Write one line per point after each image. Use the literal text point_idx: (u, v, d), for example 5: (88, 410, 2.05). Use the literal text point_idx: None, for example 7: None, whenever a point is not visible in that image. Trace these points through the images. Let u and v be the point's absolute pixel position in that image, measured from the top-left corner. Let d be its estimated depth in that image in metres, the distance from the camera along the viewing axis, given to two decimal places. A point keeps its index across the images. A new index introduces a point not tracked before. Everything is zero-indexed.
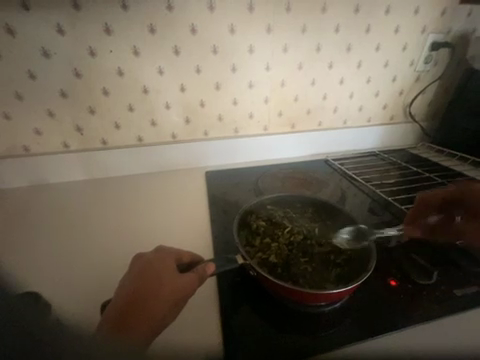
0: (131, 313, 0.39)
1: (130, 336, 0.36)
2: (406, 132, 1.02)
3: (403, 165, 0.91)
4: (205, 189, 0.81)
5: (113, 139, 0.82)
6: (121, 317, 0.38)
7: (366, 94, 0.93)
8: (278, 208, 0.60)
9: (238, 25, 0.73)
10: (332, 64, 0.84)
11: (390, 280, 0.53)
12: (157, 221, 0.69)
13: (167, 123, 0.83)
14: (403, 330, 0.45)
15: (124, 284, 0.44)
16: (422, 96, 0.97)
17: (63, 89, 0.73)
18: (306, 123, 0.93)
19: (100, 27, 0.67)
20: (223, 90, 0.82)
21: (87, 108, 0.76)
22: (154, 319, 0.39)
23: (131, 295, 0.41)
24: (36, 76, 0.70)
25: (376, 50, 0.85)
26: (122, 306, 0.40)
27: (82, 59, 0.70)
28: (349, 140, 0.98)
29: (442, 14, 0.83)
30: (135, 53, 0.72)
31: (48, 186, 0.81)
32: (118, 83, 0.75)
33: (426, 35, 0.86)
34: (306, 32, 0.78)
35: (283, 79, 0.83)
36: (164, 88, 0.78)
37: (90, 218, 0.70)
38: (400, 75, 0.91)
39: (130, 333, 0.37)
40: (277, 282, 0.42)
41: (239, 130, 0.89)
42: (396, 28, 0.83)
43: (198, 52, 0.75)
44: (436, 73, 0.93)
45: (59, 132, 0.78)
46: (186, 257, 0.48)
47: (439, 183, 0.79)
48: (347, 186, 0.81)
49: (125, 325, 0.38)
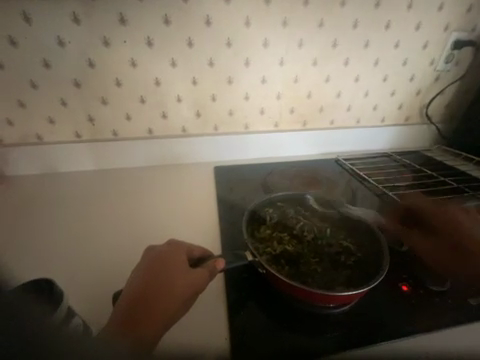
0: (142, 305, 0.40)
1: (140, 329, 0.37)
2: (422, 134, 0.99)
3: (417, 167, 0.88)
4: (212, 185, 0.81)
5: (124, 131, 0.83)
6: (132, 307, 0.39)
7: (382, 93, 0.90)
8: (288, 206, 0.59)
9: (254, 17, 0.71)
10: (348, 61, 0.82)
11: (401, 284, 0.51)
12: (165, 214, 0.69)
13: (178, 117, 0.83)
14: (413, 337, 0.44)
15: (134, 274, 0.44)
16: (441, 97, 0.94)
17: (77, 79, 0.73)
18: (318, 121, 0.91)
19: (115, 17, 0.67)
20: (235, 84, 0.80)
21: (99, 99, 0.77)
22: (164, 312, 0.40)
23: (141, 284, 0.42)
24: (51, 65, 0.70)
25: (395, 47, 0.82)
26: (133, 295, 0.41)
27: (96, 49, 0.70)
28: (361, 141, 0.96)
29: (468, 11, 0.79)
30: (148, 44, 0.71)
31: (58, 174, 0.82)
32: (130, 75, 0.75)
33: (449, 34, 0.82)
34: (323, 26, 0.75)
35: (297, 74, 0.81)
36: (176, 81, 0.77)
37: (100, 209, 0.71)
38: (418, 74, 0.88)
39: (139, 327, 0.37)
40: (287, 281, 0.42)
41: (250, 126, 0.88)
42: (417, 25, 0.79)
43: (212, 44, 0.74)
44: (456, 74, 0.90)
45: (71, 122, 0.79)
46: (196, 252, 0.48)
47: (454, 188, 0.77)
48: (358, 186, 0.80)
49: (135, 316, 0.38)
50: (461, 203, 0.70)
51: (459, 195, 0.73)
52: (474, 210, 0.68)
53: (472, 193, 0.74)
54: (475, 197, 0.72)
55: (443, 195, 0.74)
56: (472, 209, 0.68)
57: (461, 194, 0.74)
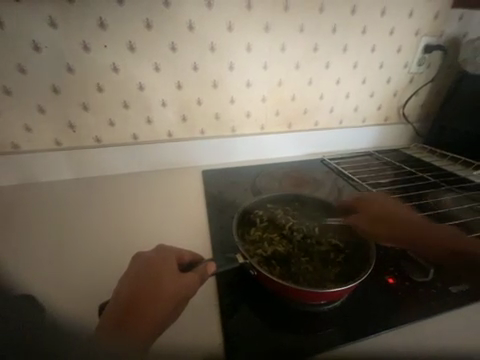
0: (133, 308, 0.39)
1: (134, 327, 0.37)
2: (400, 133, 1.04)
3: (397, 165, 0.92)
4: (201, 189, 0.80)
5: (107, 137, 0.80)
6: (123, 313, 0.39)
7: (362, 95, 0.94)
8: (277, 206, 0.60)
9: (236, 22, 0.72)
10: (329, 64, 0.85)
11: (388, 278, 0.53)
12: (153, 220, 0.67)
13: (163, 121, 0.82)
14: (401, 327, 0.46)
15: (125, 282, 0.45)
16: (415, 98, 0.99)
17: (56, 85, 0.70)
18: (303, 123, 0.94)
19: (94, 21, 0.65)
20: (221, 88, 0.81)
21: (80, 104, 0.74)
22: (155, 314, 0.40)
23: (132, 291, 0.42)
24: (26, 71, 0.67)
25: (372, 51, 0.86)
26: (124, 302, 0.41)
27: (75, 53, 0.68)
28: (344, 141, 0.99)
29: (435, 18, 0.85)
30: (130, 48, 0.70)
31: (37, 184, 0.78)
32: (112, 79, 0.73)
33: (419, 38, 0.88)
34: (304, 31, 0.78)
35: (280, 77, 0.83)
36: (160, 86, 0.77)
37: (83, 216, 0.68)
38: (394, 76, 0.93)
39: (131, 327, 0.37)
40: (278, 282, 0.43)
41: (236, 128, 0.89)
42: (391, 31, 0.84)
43: (196, 49, 0.74)
44: (428, 76, 0.96)
45: (51, 129, 0.76)
46: (187, 256, 0.47)
47: (432, 183, 0.81)
48: (344, 185, 0.82)
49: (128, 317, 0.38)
50: (439, 197, 0.74)
51: (437, 190, 0.77)
52: (451, 203, 0.72)
53: (448, 187, 0.78)
54: (451, 191, 0.77)
55: (422, 190, 0.78)
56: (449, 202, 0.72)
57: (439, 188, 0.78)
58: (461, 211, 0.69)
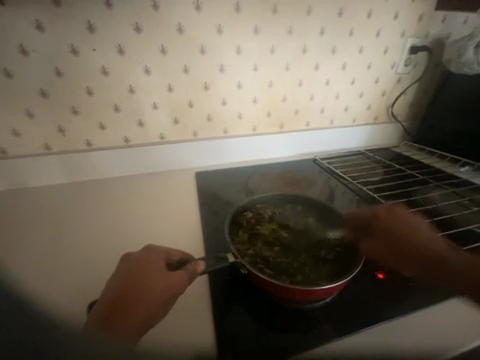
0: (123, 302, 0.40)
1: (120, 323, 0.37)
2: (390, 131, 1.06)
3: (387, 163, 0.94)
4: (194, 191, 0.80)
5: (98, 141, 0.80)
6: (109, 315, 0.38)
7: (351, 95, 0.95)
8: (267, 206, 0.61)
9: (226, 24, 0.73)
10: (318, 66, 0.86)
11: (378, 273, 0.55)
12: (146, 223, 0.67)
13: (155, 123, 0.82)
14: (391, 321, 0.47)
15: (115, 279, 0.44)
16: (403, 97, 1.01)
17: (44, 88, 0.70)
18: (294, 123, 0.95)
19: (82, 24, 0.65)
20: (212, 89, 0.81)
21: (70, 108, 0.74)
22: (147, 308, 0.40)
23: (122, 286, 0.42)
24: (13, 75, 0.67)
25: (360, 52, 0.88)
26: (114, 296, 0.41)
27: (64, 57, 0.67)
28: (335, 140, 1.01)
29: (420, 20, 0.88)
30: (120, 51, 0.70)
31: (26, 189, 0.77)
32: (102, 82, 0.73)
33: (405, 39, 0.90)
34: (293, 33, 0.79)
35: (271, 79, 0.84)
36: (151, 88, 0.77)
37: (74, 220, 0.67)
38: (382, 77, 0.95)
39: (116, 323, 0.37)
40: (269, 280, 0.43)
41: (229, 130, 0.89)
42: (377, 32, 0.86)
43: (186, 52, 0.74)
44: (415, 76, 0.98)
45: (40, 133, 0.75)
46: (176, 255, 0.48)
47: (421, 180, 0.83)
48: (335, 184, 0.83)
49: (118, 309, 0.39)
50: (427, 193, 0.76)
51: (425, 186, 0.79)
52: (439, 199, 0.73)
53: (436, 183, 0.80)
54: (439, 187, 0.79)
55: (412, 187, 0.79)
56: (437, 198, 0.74)
57: (427, 185, 0.80)
58: (449, 207, 0.71)
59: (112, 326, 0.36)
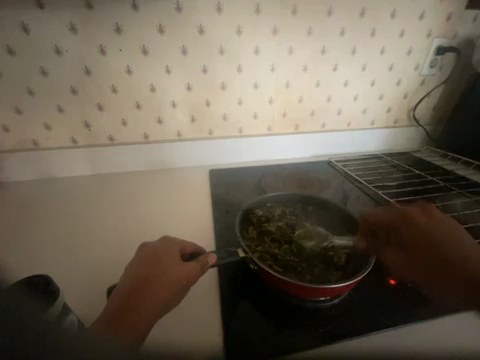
0: (138, 287, 0.42)
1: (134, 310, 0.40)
2: (411, 135, 1.02)
3: (407, 168, 0.91)
4: (207, 188, 0.82)
5: (120, 136, 0.84)
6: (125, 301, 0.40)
7: (370, 97, 0.93)
8: (278, 205, 0.61)
9: (245, 25, 0.75)
10: (337, 66, 0.85)
11: (389, 279, 0.54)
12: (161, 216, 0.70)
13: (173, 121, 0.85)
14: (402, 327, 0.46)
15: (131, 266, 0.47)
16: (427, 100, 0.97)
17: (74, 86, 0.75)
18: (310, 124, 0.94)
19: (111, 26, 0.69)
20: (229, 89, 0.83)
21: (96, 104, 0.78)
22: (159, 296, 0.42)
23: (137, 273, 0.44)
24: (48, 73, 0.72)
25: (381, 53, 0.86)
26: (129, 283, 0.43)
27: (93, 56, 0.72)
28: (352, 143, 0.99)
29: (448, 19, 0.84)
30: (144, 52, 0.74)
31: (54, 179, 0.83)
32: (126, 81, 0.77)
33: (431, 40, 0.86)
34: (312, 34, 0.79)
35: (288, 80, 0.85)
36: (171, 88, 0.80)
37: (96, 211, 0.71)
38: (404, 79, 0.92)
39: (133, 313, 0.39)
40: (277, 276, 0.44)
41: (244, 129, 0.90)
42: (401, 33, 0.83)
43: (205, 53, 0.77)
44: (440, 78, 0.94)
45: (68, 128, 0.80)
46: (190, 248, 0.49)
47: (442, 187, 0.79)
48: (350, 187, 0.82)
49: (133, 293, 0.41)
50: (448, 201, 0.73)
51: (446, 193, 0.76)
52: (461, 208, 0.70)
53: (459, 191, 0.76)
54: (461, 195, 0.75)
55: (431, 193, 0.76)
56: (459, 206, 0.71)
57: (448, 192, 0.77)
58: (471, 216, 0.67)
59: (126, 316, 0.38)
